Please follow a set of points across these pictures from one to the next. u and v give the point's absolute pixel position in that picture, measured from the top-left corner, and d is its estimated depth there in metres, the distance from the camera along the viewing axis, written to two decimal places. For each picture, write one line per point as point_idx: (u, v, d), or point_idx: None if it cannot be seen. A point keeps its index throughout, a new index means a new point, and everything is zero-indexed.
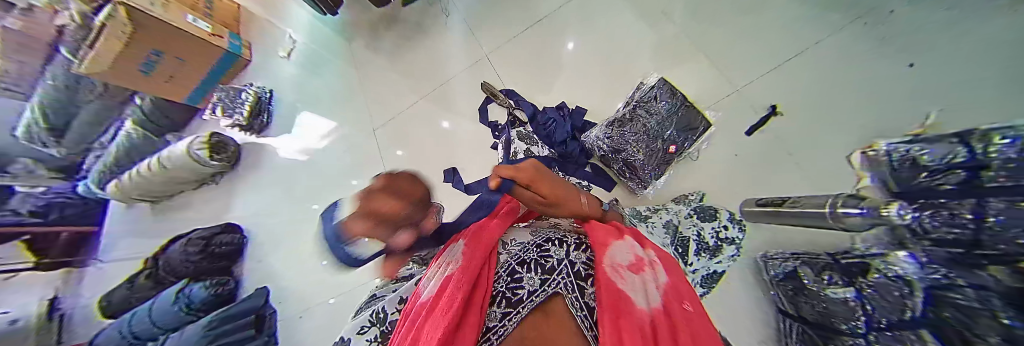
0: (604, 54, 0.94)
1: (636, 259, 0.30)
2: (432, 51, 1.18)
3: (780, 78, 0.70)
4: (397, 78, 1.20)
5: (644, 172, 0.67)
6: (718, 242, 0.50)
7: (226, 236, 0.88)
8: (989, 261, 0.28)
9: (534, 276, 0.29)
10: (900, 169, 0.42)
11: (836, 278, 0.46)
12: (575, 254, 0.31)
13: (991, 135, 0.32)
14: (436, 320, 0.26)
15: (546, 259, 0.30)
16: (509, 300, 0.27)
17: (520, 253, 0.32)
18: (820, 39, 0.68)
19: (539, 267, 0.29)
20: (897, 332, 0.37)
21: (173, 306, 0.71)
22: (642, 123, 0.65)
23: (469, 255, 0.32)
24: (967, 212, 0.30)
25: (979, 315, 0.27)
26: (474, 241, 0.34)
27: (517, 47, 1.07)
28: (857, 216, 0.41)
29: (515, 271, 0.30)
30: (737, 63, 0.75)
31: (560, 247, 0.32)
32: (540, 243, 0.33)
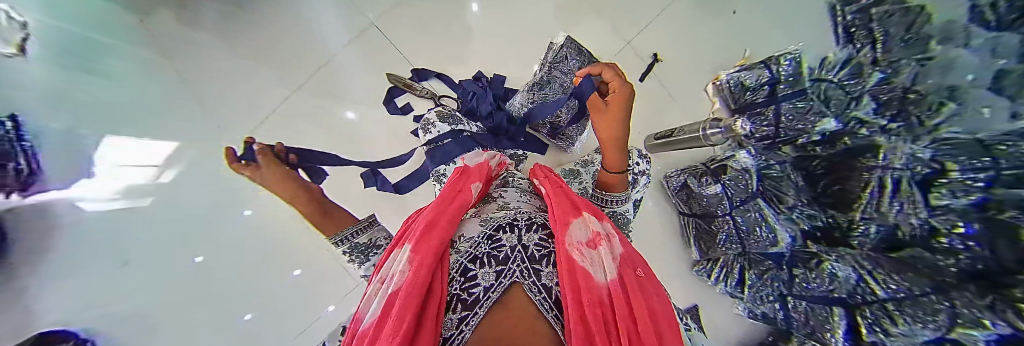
0: (504, 18, 0.94)
1: (594, 235, 0.36)
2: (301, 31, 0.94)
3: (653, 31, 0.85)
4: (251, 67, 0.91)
5: (571, 130, 0.73)
6: (634, 178, 0.61)
7: None
8: (783, 142, 0.46)
9: (488, 271, 0.34)
10: (735, 91, 0.59)
11: (708, 179, 0.67)
12: (527, 237, 0.37)
13: (777, 58, 0.51)
14: (385, 336, 0.28)
15: (499, 251, 0.36)
16: (466, 302, 0.32)
17: (473, 249, 0.37)
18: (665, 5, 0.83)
19: (492, 260, 0.35)
20: (742, 206, 0.58)
21: None
22: (561, 83, 0.71)
23: (415, 265, 0.33)
24: (768, 117, 0.48)
25: (782, 180, 0.47)
26: (419, 246, 0.35)
27: (412, 16, 0.95)
28: (720, 134, 0.58)
29: (468, 270, 0.35)
30: (625, 15, 0.86)
31: (511, 234, 0.37)
32: (491, 234, 0.38)
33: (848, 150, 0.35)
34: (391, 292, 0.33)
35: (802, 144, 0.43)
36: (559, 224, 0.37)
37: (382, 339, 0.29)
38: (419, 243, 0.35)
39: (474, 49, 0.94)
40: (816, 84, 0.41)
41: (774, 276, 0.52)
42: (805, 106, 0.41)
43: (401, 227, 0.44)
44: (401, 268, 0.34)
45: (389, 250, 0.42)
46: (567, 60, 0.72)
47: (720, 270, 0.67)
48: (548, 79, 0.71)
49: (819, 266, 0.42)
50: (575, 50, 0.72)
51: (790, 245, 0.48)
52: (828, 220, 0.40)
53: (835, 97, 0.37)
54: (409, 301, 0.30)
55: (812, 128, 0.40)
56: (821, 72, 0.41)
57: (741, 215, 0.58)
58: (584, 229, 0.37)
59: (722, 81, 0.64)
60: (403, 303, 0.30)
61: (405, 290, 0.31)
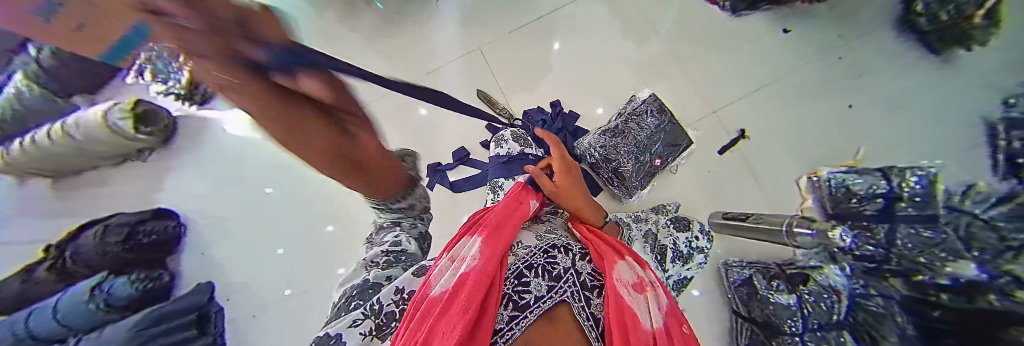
0: (590, 61, 0.98)
1: (640, 279, 0.32)
2: (417, 34, 1.09)
3: (754, 103, 0.81)
4: (371, 55, 1.08)
5: (633, 183, 0.72)
6: (690, 250, 0.55)
7: (156, 224, 0.71)
8: (892, 274, 0.43)
9: (541, 282, 0.30)
10: (838, 190, 0.52)
11: (783, 284, 0.57)
12: (580, 264, 0.34)
13: (905, 173, 0.44)
14: (453, 315, 0.26)
15: (554, 267, 0.32)
16: (516, 302, 0.28)
17: (529, 257, 0.33)
18: (765, 83, 0.81)
19: (545, 273, 0.31)
20: (824, 333, 0.51)
21: (87, 304, 0.57)
22: (633, 134, 0.71)
23: (487, 252, 0.32)
24: (881, 236, 0.43)
25: (885, 319, 0.44)
26: (491, 240, 0.33)
27: (510, 43, 1.06)
28: (808, 236, 0.47)
29: (522, 274, 0.31)
30: (716, 87, 0.85)
31: (566, 255, 0.34)
32: (546, 249, 0.34)
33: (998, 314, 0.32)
34: (462, 273, 0.30)
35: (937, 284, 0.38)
36: (602, 258, 0.34)
37: (448, 317, 0.26)
38: (491, 236, 0.34)
39: (549, 82, 1.01)
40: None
41: None
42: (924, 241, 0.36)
43: (470, 218, 0.43)
44: (471, 252, 0.32)
45: (459, 236, 0.40)
46: (646, 116, 0.72)
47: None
48: (623, 129, 0.72)
49: None
50: (656, 108, 0.72)
51: None
52: None
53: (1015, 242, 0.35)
54: (477, 290, 0.28)
55: (940, 267, 0.38)
56: None
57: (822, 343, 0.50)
58: (630, 270, 0.33)
59: (821, 177, 0.59)
60: (473, 286, 0.28)
61: (475, 278, 0.29)
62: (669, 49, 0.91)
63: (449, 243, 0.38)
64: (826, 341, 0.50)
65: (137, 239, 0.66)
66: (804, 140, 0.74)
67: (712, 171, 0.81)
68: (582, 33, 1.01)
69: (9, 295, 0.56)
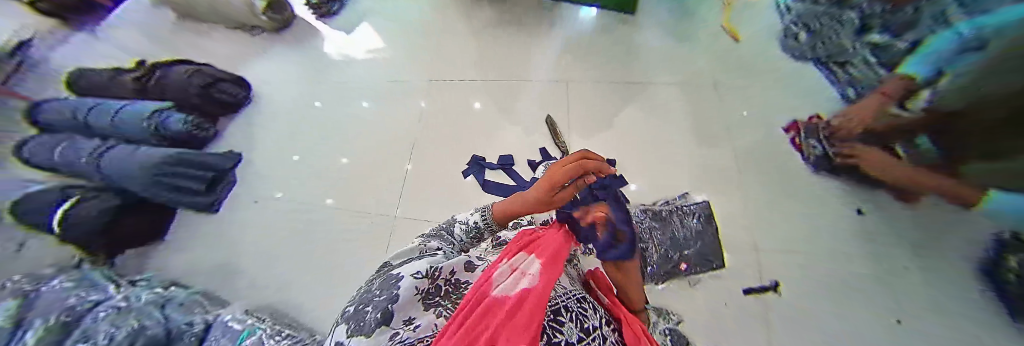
0: (654, 141, 1.02)
1: None
2: (519, 48, 1.22)
3: None
4: (472, 45, 1.24)
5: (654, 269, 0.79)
6: None
7: (228, 87, 0.96)
8: None
9: (574, 326, 0.27)
10: None
11: None
12: (609, 331, 0.31)
13: None
14: (510, 326, 0.24)
15: (589, 322, 0.29)
16: (551, 338, 0.25)
17: (566, 298, 0.32)
18: None
19: (579, 320, 0.28)
20: None
21: (142, 123, 0.80)
22: (672, 226, 0.85)
23: (545, 278, 0.31)
24: None
25: None
26: (549, 267, 0.33)
27: (591, 91, 1.13)
28: None
29: (558, 311, 0.29)
30: (774, 221, 0.75)
31: (598, 316, 0.32)
32: (580, 299, 0.33)
33: None
34: (522, 287, 0.29)
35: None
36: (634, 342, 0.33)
37: (505, 325, 0.24)
38: (548, 263, 0.34)
39: (607, 136, 1.05)
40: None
41: None
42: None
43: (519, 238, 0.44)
44: (531, 271, 0.32)
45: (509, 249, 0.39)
46: (692, 217, 0.85)
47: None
48: (666, 216, 0.86)
49: None
50: (704, 214, 0.84)
51: None
52: None
53: None
54: (536, 310, 0.26)
55: None
56: None
57: None
58: None
59: None
60: (531, 304, 0.26)
61: (535, 295, 0.27)
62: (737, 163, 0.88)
63: (505, 252, 0.38)
64: None
65: (210, 91, 0.91)
66: None
67: (728, 305, 0.72)
68: (658, 115, 1.05)
69: (100, 83, 0.83)
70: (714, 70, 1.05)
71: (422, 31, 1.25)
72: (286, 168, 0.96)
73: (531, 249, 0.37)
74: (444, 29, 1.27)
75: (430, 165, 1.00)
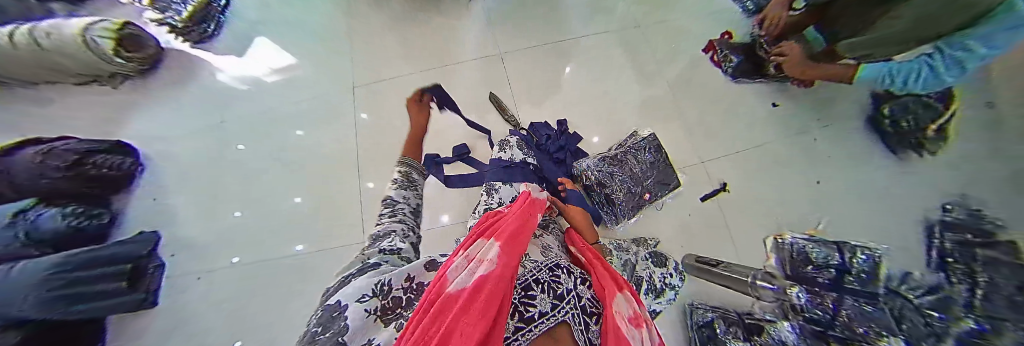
0: (598, 89, 1.04)
1: (636, 314, 0.32)
2: (444, 28, 1.14)
3: (737, 160, 0.88)
4: (392, 37, 1.12)
5: (619, 210, 0.79)
6: (663, 286, 0.57)
7: (110, 159, 0.76)
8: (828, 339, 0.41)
9: (546, 296, 0.28)
10: (798, 257, 0.57)
11: (739, 333, 0.61)
12: (580, 287, 0.34)
13: (856, 253, 0.50)
14: (471, 318, 0.21)
15: (559, 286, 0.31)
16: (522, 315, 0.25)
17: (535, 272, 0.33)
18: (749, 145, 0.89)
19: (551, 290, 0.30)
20: None
21: (5, 232, 0.55)
22: (630, 166, 0.82)
23: (505, 259, 0.30)
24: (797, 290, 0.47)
25: None
26: (507, 246, 0.32)
27: (528, 55, 1.10)
28: (770, 290, 0.52)
29: (529, 287, 0.29)
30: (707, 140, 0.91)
31: (569, 276, 0.34)
32: (551, 267, 0.35)
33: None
34: (479, 275, 0.27)
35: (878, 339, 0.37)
36: (603, 289, 0.34)
37: (465, 321, 0.21)
38: (507, 243, 0.33)
39: (553, 98, 1.05)
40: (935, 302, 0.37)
41: None
42: (872, 316, 0.35)
43: (479, 224, 0.43)
44: (490, 256, 0.30)
45: (466, 240, 0.38)
46: (644, 152, 0.84)
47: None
48: (622, 159, 0.82)
49: None
50: (654, 147, 0.84)
51: None
52: None
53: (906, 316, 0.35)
54: (497, 292, 0.25)
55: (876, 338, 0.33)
56: (898, 288, 0.40)
57: None
58: (626, 305, 0.33)
59: (786, 240, 0.65)
60: (492, 288, 0.25)
61: (496, 278, 0.26)
62: (671, 94, 0.99)
63: (462, 244, 0.37)
64: None
65: (83, 170, 0.69)
66: (778, 203, 0.80)
67: (691, 213, 0.87)
68: (596, 62, 1.07)
69: None
70: (639, 13, 1.10)
71: (327, 34, 1.11)
72: (223, 230, 0.83)
73: (491, 234, 0.36)
74: (357, 27, 1.13)
75: (385, 181, 0.95)
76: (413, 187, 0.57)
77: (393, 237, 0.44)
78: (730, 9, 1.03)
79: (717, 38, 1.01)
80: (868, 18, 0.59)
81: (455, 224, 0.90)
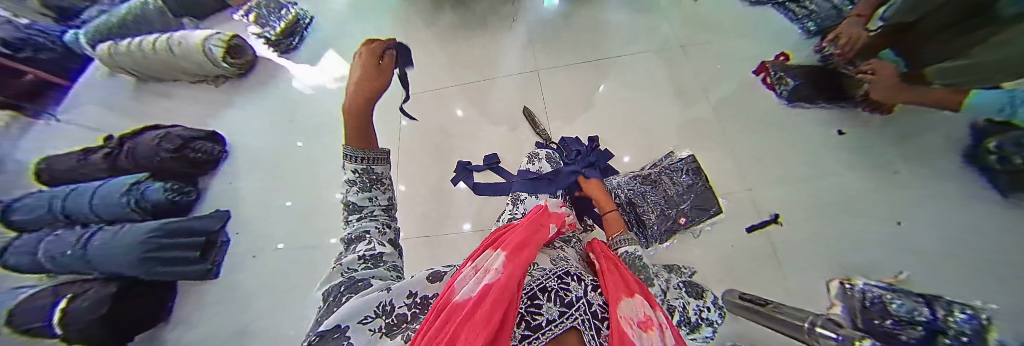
0: (634, 108, 1.03)
1: (647, 318, 0.27)
2: (486, 45, 1.22)
3: (786, 192, 0.81)
4: (439, 53, 1.23)
5: (652, 231, 0.83)
6: (699, 321, 0.50)
7: (203, 144, 0.89)
8: None
9: (553, 306, 0.26)
10: (871, 308, 0.48)
11: None
12: (592, 294, 0.30)
13: (955, 312, 0.40)
14: (474, 329, 0.22)
15: (566, 292, 0.28)
16: (529, 322, 0.25)
17: (542, 280, 0.30)
18: (807, 176, 0.79)
19: (557, 298, 0.27)
20: None
21: (122, 198, 0.68)
22: (665, 189, 0.84)
23: (510, 265, 0.29)
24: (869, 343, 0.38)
25: None
26: (514, 256, 0.31)
27: (564, 72, 1.12)
28: (834, 340, 0.40)
29: (535, 296, 0.27)
30: (756, 169, 0.88)
31: (579, 284, 0.31)
32: (560, 274, 0.31)
33: None
34: (484, 283, 0.27)
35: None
36: (609, 293, 0.30)
37: (470, 330, 0.22)
38: (512, 252, 0.32)
39: (585, 115, 1.04)
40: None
41: None
42: None
43: (491, 233, 0.42)
44: (495, 264, 0.30)
45: (477, 247, 0.38)
46: (681, 174, 0.84)
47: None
48: (656, 180, 0.85)
49: None
50: (692, 170, 0.85)
51: None
52: None
53: None
54: (500, 299, 0.24)
55: None
56: None
57: None
58: (636, 309, 0.28)
59: (856, 287, 0.56)
60: (495, 295, 0.25)
61: (500, 285, 0.26)
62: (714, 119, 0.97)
63: (471, 253, 0.37)
64: None
65: (185, 153, 0.83)
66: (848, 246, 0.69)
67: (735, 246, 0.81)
68: (633, 82, 1.07)
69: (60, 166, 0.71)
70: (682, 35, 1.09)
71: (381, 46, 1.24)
72: (274, 216, 0.92)
73: (497, 243, 0.36)
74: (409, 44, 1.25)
75: (419, 184, 1.02)
76: (379, 183, 0.54)
77: (369, 238, 0.47)
78: (787, 30, 0.95)
79: (771, 59, 0.95)
80: (954, 43, 0.51)
81: (477, 233, 0.91)
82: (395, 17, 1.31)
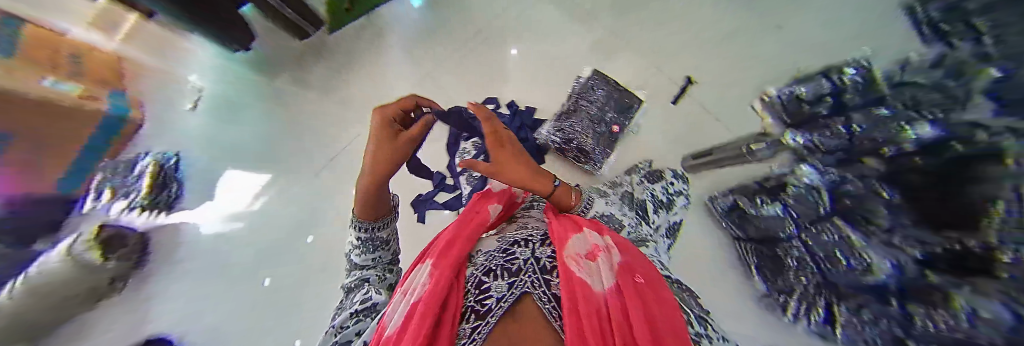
0: (543, 54, 0.99)
1: (592, 247, 0.29)
2: (363, 68, 1.02)
3: (695, 56, 0.88)
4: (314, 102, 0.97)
5: (595, 154, 0.79)
6: (670, 197, 0.54)
7: None
8: (862, 157, 0.42)
9: (500, 282, 0.27)
10: (789, 106, 0.58)
11: (766, 198, 0.64)
12: (540, 250, 0.31)
13: (842, 70, 0.51)
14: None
15: (512, 263, 0.29)
16: (478, 312, 0.25)
17: (486, 263, 0.31)
18: (698, 37, 0.89)
19: (504, 272, 0.28)
20: (813, 227, 0.54)
21: None
22: (585, 111, 0.80)
23: (441, 268, 0.30)
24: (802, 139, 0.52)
25: (848, 207, 0.46)
26: (443, 257, 0.32)
27: (461, 55, 1.02)
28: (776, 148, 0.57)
29: (482, 282, 0.28)
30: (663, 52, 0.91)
31: (525, 247, 0.31)
32: (505, 248, 0.32)
33: (902, 153, 0.36)
34: (418, 297, 0.28)
35: (893, 159, 0.37)
36: (555, 238, 0.31)
37: None
38: (442, 253, 0.32)
39: (508, 88, 0.98)
40: (898, 91, 0.39)
41: (869, 320, 0.47)
42: (892, 115, 0.38)
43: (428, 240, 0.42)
44: (426, 275, 0.30)
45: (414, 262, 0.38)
46: (593, 90, 0.83)
47: (798, 303, 0.60)
48: (575, 108, 0.81)
49: (833, 309, 0.53)
50: (600, 80, 0.84)
51: (892, 274, 0.40)
52: (935, 247, 0.33)
53: (926, 103, 0.35)
54: (432, 305, 0.25)
55: (909, 133, 0.35)
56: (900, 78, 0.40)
57: (817, 237, 0.53)
58: (584, 242, 0.30)
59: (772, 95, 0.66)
60: (424, 304, 0.25)
61: (430, 291, 0.26)
62: (613, 25, 0.96)
63: (405, 271, 0.36)
64: (823, 233, 0.51)
65: None
66: (750, 75, 0.81)
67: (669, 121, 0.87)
68: (531, 29, 1.01)
69: None
70: None
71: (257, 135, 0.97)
72: None
73: (428, 251, 0.36)
74: (295, 113, 0.94)
75: None
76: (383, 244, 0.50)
77: (365, 288, 0.45)
78: None
79: None
80: None
81: None
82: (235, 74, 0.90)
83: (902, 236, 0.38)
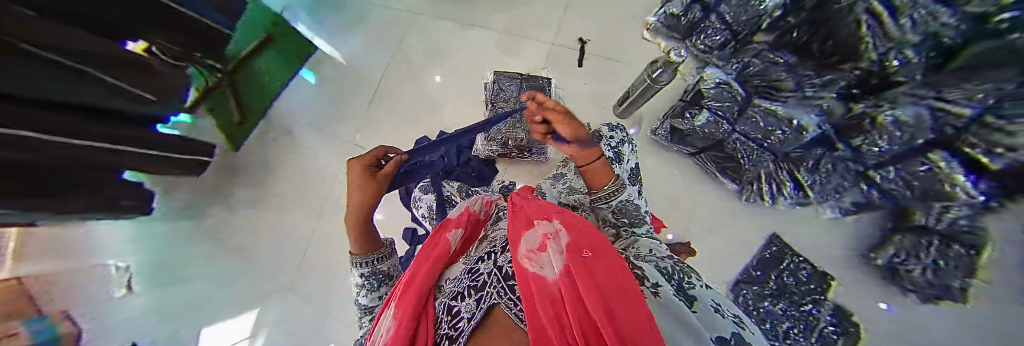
0: (463, 70, 1.00)
1: (543, 239, 0.33)
2: (293, 163, 0.96)
3: (592, 21, 0.98)
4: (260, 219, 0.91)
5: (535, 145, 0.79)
6: (615, 151, 0.55)
7: None
8: (758, 33, 0.52)
9: (468, 302, 0.31)
10: (670, 24, 0.73)
11: (695, 110, 0.77)
12: (500, 260, 0.36)
13: None
14: None
15: (477, 281, 0.34)
16: (451, 336, 0.30)
17: (455, 288, 0.35)
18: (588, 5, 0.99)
19: (471, 292, 0.32)
20: (741, 115, 0.65)
21: None
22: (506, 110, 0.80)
23: (404, 310, 0.33)
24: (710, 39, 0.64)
25: (749, 84, 0.58)
26: (405, 299, 0.34)
27: (387, 105, 1.00)
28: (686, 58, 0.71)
29: (451, 307, 0.33)
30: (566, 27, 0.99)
31: (489, 262, 0.36)
32: (472, 268, 0.37)
33: (775, 20, 0.48)
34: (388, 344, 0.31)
35: (774, 25, 0.48)
36: (511, 242, 0.35)
37: None
38: (404, 296, 0.35)
39: (447, 113, 0.98)
40: None
41: (838, 164, 0.49)
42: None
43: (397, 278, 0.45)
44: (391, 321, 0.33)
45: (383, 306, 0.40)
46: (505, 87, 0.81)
47: (769, 184, 0.66)
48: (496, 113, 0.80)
49: (798, 178, 0.57)
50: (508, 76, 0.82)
51: (820, 122, 0.47)
52: (824, 81, 0.43)
53: None
54: None
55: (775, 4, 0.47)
56: None
57: (743, 122, 0.65)
58: (536, 237, 0.34)
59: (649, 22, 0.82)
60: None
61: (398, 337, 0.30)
62: (514, 20, 1.01)
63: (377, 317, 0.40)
64: (748, 116, 0.63)
65: None
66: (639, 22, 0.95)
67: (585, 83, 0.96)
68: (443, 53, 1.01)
69: None
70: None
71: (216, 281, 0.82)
72: None
73: (393, 295, 0.38)
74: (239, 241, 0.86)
75: None
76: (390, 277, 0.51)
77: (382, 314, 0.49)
78: None
79: None
80: None
81: None
82: (181, 222, 0.78)
83: (811, 88, 0.46)
